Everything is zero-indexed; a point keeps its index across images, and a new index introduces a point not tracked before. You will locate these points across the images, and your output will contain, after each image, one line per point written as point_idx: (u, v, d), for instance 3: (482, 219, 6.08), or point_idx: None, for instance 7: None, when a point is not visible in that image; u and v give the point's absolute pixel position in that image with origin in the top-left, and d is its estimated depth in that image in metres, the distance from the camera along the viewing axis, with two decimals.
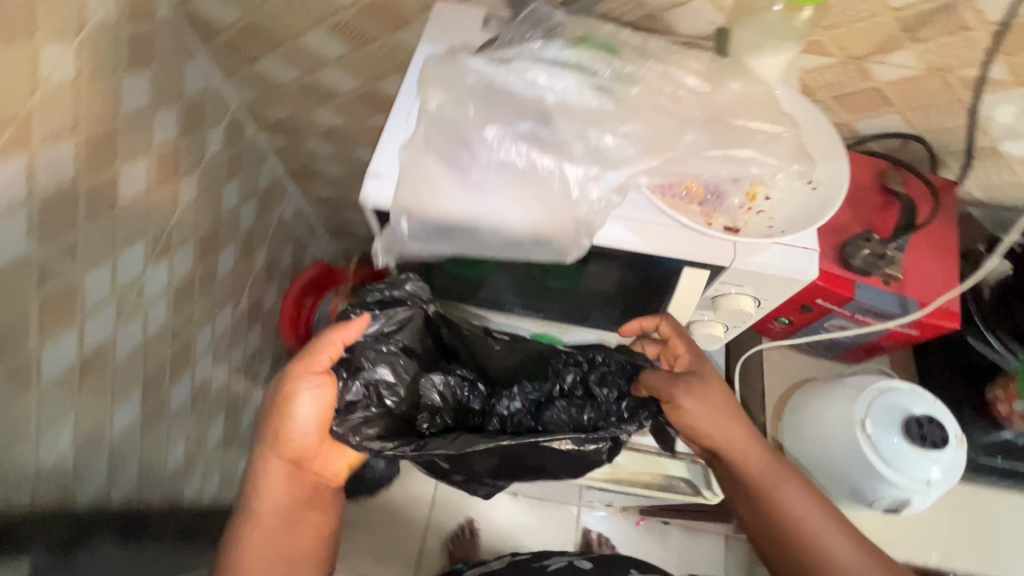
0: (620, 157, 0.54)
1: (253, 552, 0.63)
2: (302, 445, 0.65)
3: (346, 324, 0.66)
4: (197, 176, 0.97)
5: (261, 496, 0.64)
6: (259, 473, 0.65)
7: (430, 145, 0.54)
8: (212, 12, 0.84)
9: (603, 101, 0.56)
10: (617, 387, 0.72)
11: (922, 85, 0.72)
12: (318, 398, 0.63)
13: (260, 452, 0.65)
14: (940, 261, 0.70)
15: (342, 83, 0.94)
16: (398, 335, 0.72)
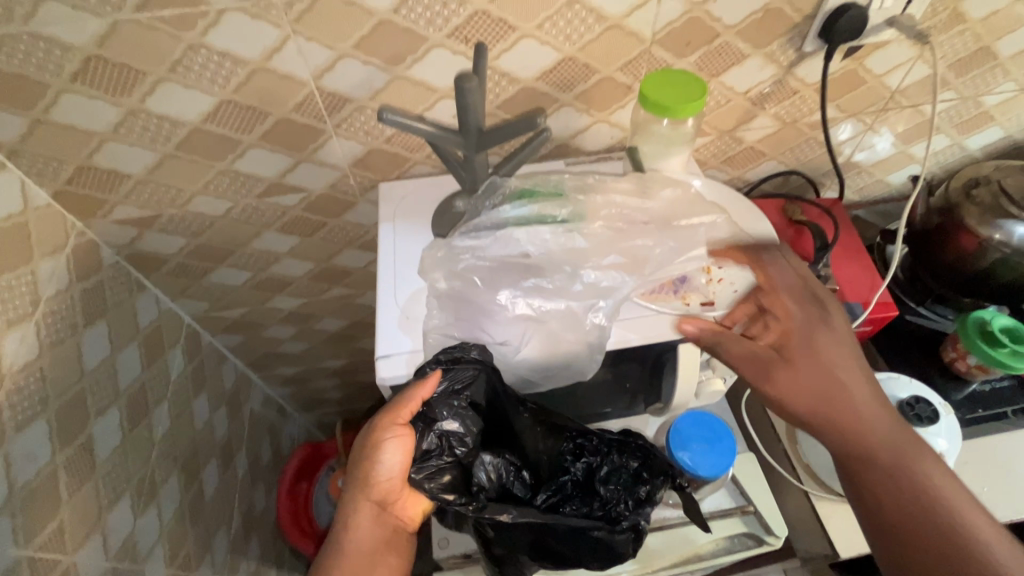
0: (608, 285, 0.63)
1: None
2: (387, 489, 0.61)
3: (423, 378, 0.59)
4: (167, 404, 0.94)
5: (343, 535, 0.61)
6: (348, 515, 0.62)
7: (451, 325, 0.63)
8: (157, 246, 0.87)
9: (581, 237, 0.63)
10: (637, 458, 0.67)
11: (781, 135, 0.89)
12: (394, 452, 0.60)
13: (350, 494, 0.62)
14: (860, 263, 0.82)
15: (295, 268, 0.98)
16: (466, 403, 0.60)
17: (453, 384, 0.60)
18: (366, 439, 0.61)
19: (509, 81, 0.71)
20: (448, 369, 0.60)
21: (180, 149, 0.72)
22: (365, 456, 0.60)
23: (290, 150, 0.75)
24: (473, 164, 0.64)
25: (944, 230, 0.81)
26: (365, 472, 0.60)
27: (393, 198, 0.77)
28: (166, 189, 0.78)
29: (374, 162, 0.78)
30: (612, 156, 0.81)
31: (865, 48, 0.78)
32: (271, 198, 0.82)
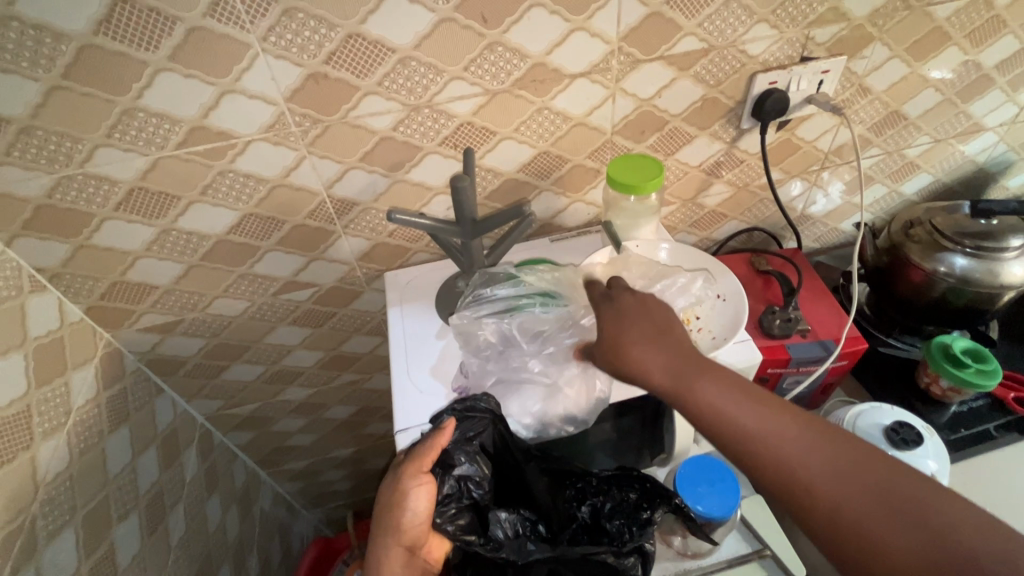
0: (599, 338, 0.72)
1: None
2: (416, 535, 0.61)
3: (443, 427, 0.63)
4: (183, 506, 0.94)
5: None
6: (376, 566, 0.61)
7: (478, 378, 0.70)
8: (177, 349, 0.92)
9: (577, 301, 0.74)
10: (635, 490, 0.71)
11: (738, 198, 1.01)
12: (422, 498, 0.61)
13: (377, 543, 0.62)
14: (827, 303, 0.90)
15: (306, 359, 1.03)
16: (479, 448, 0.66)
17: (468, 431, 0.66)
18: (392, 485, 0.63)
19: (494, 175, 0.82)
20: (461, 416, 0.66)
21: (205, 259, 0.81)
22: (394, 501, 0.62)
23: (303, 251, 0.84)
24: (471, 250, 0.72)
25: (894, 266, 0.90)
26: (395, 518, 0.61)
27: (399, 284, 0.85)
28: (190, 295, 0.85)
29: (379, 254, 0.87)
30: (590, 230, 0.91)
31: (793, 121, 0.91)
32: (285, 295, 0.90)
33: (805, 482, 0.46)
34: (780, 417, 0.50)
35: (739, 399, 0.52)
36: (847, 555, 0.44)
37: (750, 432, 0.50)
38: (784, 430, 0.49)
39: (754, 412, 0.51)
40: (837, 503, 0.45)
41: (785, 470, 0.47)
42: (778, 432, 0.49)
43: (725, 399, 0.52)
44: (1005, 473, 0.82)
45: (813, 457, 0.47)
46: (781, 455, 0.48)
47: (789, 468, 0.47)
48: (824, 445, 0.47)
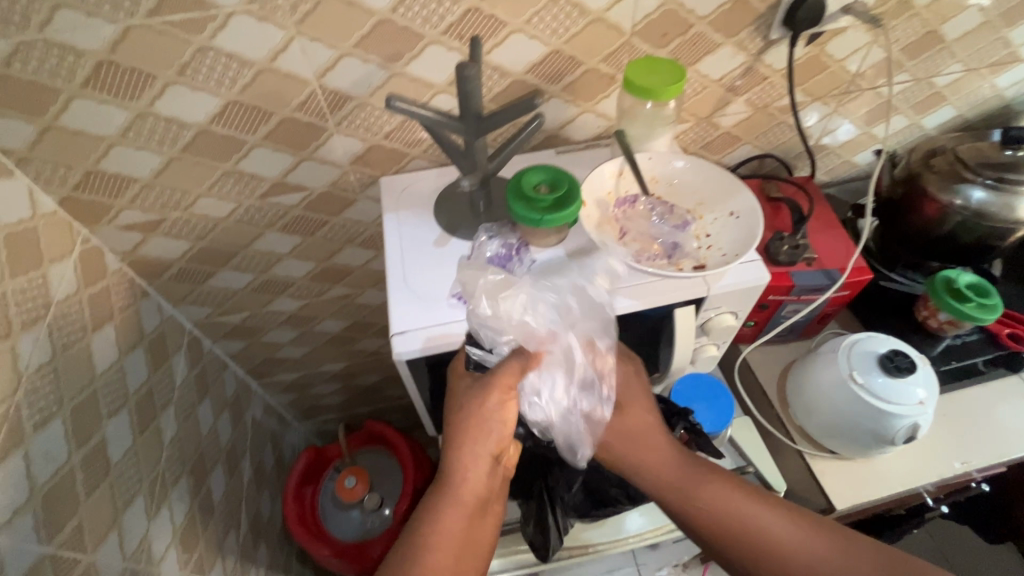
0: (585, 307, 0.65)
1: (439, 549, 0.56)
2: (506, 441, 0.61)
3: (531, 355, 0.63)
4: (174, 408, 0.94)
5: (454, 485, 0.59)
6: (461, 460, 0.59)
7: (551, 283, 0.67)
8: (161, 252, 0.89)
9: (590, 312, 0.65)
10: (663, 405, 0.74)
11: (755, 120, 0.96)
12: (507, 412, 0.61)
13: (467, 438, 0.60)
14: (836, 233, 0.87)
15: (298, 269, 1.00)
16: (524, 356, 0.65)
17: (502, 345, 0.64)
18: (475, 390, 0.61)
19: (501, 74, 0.75)
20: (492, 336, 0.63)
21: (187, 151, 0.75)
22: (480, 409, 0.60)
23: (293, 149, 0.78)
24: (474, 152, 0.67)
25: (910, 198, 0.87)
26: (480, 422, 0.60)
27: (395, 190, 0.80)
28: (171, 191, 0.80)
29: (374, 158, 0.82)
30: (599, 144, 0.86)
31: (826, 34, 0.85)
32: (273, 198, 0.85)
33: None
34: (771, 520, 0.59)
35: (759, 511, 0.60)
36: None
37: (757, 533, 0.59)
38: (785, 536, 0.58)
39: (765, 518, 0.60)
40: None
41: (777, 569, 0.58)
42: (786, 540, 0.58)
43: (733, 501, 0.61)
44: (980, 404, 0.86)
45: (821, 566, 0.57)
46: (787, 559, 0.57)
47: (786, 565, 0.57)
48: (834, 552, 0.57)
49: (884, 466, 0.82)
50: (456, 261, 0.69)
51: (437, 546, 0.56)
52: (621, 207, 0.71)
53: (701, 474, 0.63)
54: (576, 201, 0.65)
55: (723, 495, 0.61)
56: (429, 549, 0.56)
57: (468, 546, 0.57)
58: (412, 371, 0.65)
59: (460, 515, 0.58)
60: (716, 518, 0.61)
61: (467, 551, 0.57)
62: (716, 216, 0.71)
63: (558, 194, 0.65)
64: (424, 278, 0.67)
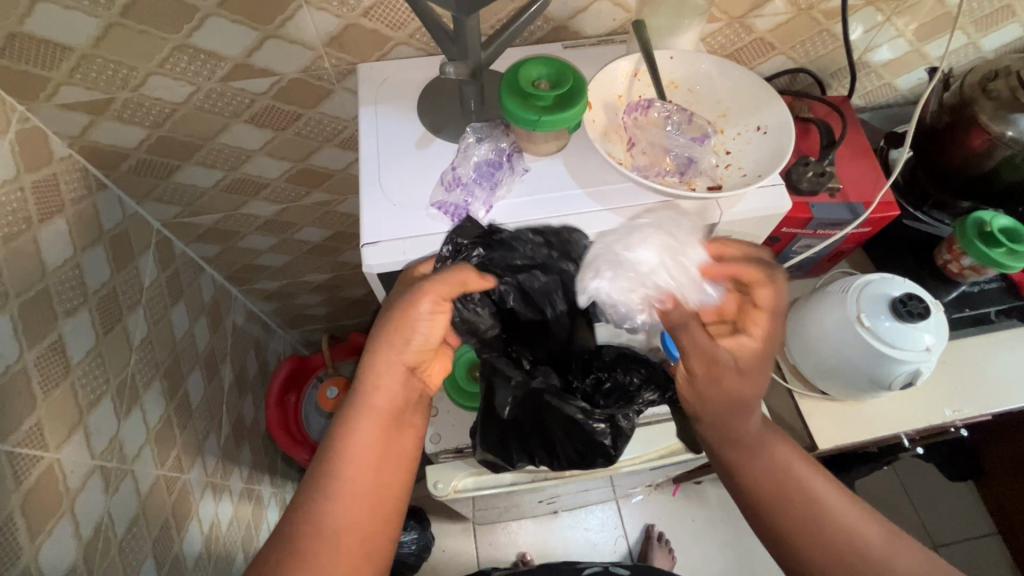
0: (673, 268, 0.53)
1: (355, 466, 0.52)
2: (424, 354, 0.56)
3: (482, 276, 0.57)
4: (143, 310, 0.90)
5: (369, 403, 0.54)
6: (372, 378, 0.54)
7: (536, 205, 0.59)
8: (114, 138, 0.79)
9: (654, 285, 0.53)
10: (639, 373, 0.72)
11: (795, 25, 0.83)
12: (432, 326, 0.55)
13: (377, 358, 0.55)
14: (866, 162, 0.78)
15: (273, 169, 0.91)
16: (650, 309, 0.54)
17: (459, 239, 0.57)
18: (418, 314, 0.54)
19: None
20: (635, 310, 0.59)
21: (127, 14, 0.63)
22: (398, 320, 0.54)
23: (255, 22, 0.67)
24: (464, 36, 0.56)
25: (954, 128, 0.77)
26: (400, 334, 0.54)
27: (374, 80, 0.70)
28: (116, 65, 0.69)
29: (351, 40, 0.71)
30: (613, 40, 0.75)
31: None
32: (237, 83, 0.74)
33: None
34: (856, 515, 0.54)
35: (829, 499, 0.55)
36: None
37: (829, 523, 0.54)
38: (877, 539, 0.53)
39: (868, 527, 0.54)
40: None
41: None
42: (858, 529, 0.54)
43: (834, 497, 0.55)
44: (983, 353, 0.82)
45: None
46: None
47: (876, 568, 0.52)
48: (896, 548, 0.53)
49: (876, 409, 0.80)
50: (440, 165, 0.61)
51: (358, 474, 0.52)
52: (632, 113, 0.60)
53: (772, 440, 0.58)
54: (581, 100, 0.55)
55: (824, 489, 0.56)
56: (347, 472, 0.51)
57: (388, 464, 0.54)
58: (385, 284, 0.60)
59: (375, 425, 0.54)
60: (807, 502, 0.55)
61: (387, 467, 0.54)
62: (741, 129, 0.61)
63: (561, 91, 0.55)
64: (403, 182, 0.60)
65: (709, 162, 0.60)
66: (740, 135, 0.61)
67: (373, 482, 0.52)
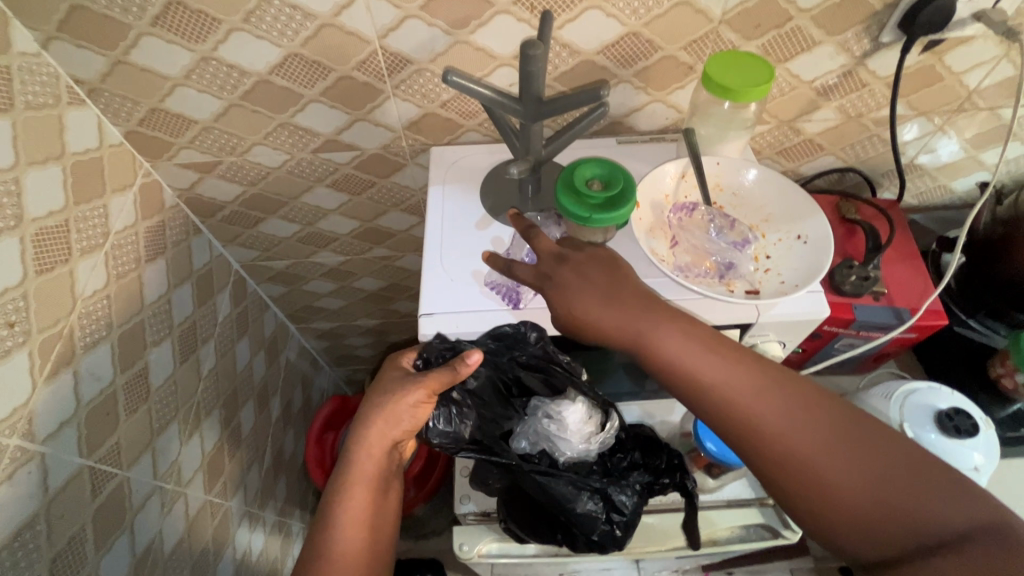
0: (581, 433, 0.68)
1: (345, 540, 0.57)
2: (406, 434, 0.63)
3: (465, 361, 0.59)
4: (214, 342, 0.99)
5: (357, 479, 0.59)
6: (359, 456, 0.60)
7: None
8: (215, 192, 0.91)
9: (586, 441, 0.68)
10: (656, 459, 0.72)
11: (844, 130, 0.86)
12: (419, 413, 0.62)
13: (364, 439, 0.60)
14: (914, 268, 0.79)
15: (343, 226, 1.00)
16: (590, 442, 0.68)
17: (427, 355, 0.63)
18: (405, 402, 0.61)
19: (570, 52, 0.71)
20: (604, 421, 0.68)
21: (245, 99, 0.75)
22: (390, 402, 0.61)
23: (349, 107, 0.77)
24: (529, 135, 0.63)
25: (1008, 242, 0.77)
26: (393, 416, 0.61)
27: (444, 161, 0.77)
28: (229, 136, 0.80)
29: (427, 125, 0.80)
30: (664, 137, 0.80)
31: (948, 42, 0.74)
32: (324, 155, 0.85)
33: (787, 458, 0.50)
34: (738, 372, 0.53)
35: (707, 366, 0.53)
36: (766, 464, 0.51)
37: (706, 389, 0.53)
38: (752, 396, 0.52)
39: (737, 377, 0.53)
40: (792, 445, 0.50)
41: (737, 428, 0.52)
42: (731, 388, 0.53)
43: (692, 358, 0.54)
44: None
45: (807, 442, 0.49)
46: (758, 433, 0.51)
47: (758, 434, 0.51)
48: (782, 409, 0.51)
49: None
50: (495, 246, 0.67)
51: (351, 543, 0.57)
52: (677, 214, 0.65)
53: (657, 323, 0.55)
54: (629, 200, 0.60)
55: (685, 350, 0.54)
56: (337, 541, 0.57)
57: (373, 532, 0.59)
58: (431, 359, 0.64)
59: (365, 500, 0.59)
60: (676, 369, 0.54)
61: (372, 535, 0.59)
62: (782, 236, 0.64)
63: (611, 191, 0.61)
64: (461, 258, 0.66)
65: (750, 265, 0.63)
66: (781, 242, 0.64)
67: (363, 553, 0.58)
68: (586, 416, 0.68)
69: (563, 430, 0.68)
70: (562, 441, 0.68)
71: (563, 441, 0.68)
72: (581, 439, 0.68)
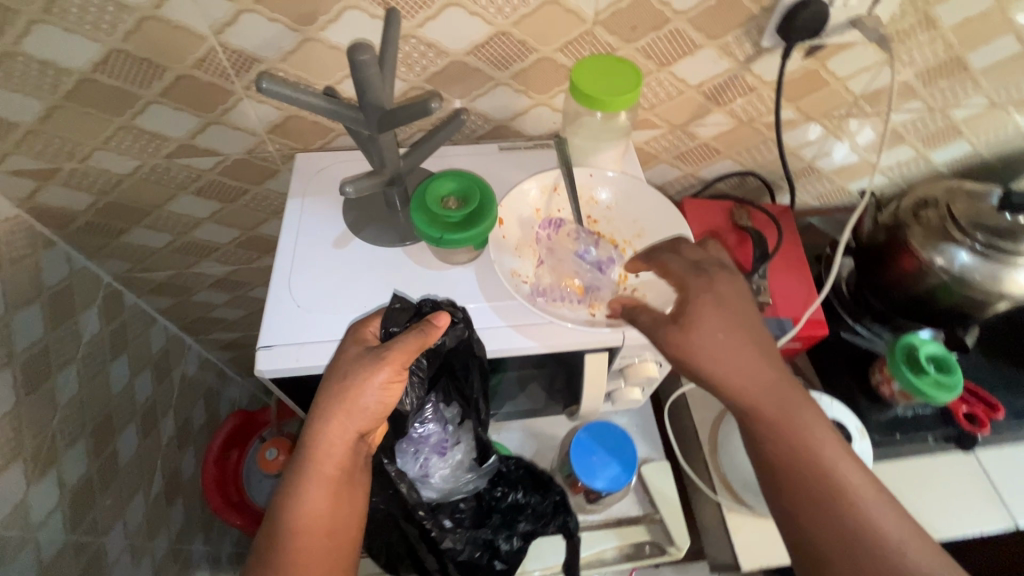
0: (443, 478, 0.65)
1: (304, 524, 0.52)
2: (373, 420, 0.54)
3: (433, 325, 0.54)
4: (78, 366, 0.89)
5: (316, 461, 0.53)
6: (318, 439, 0.53)
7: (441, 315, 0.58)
8: (62, 201, 0.80)
9: (439, 485, 0.65)
10: (538, 494, 0.68)
11: (738, 134, 0.84)
12: (387, 394, 0.54)
13: (321, 420, 0.53)
14: (800, 276, 0.78)
15: (223, 235, 0.92)
16: (450, 485, 0.65)
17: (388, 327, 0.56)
18: (365, 381, 0.52)
19: (437, 53, 0.65)
20: (478, 468, 0.66)
21: (71, 99, 0.65)
22: (351, 389, 0.52)
23: (197, 110, 0.69)
24: (379, 146, 0.57)
25: (891, 249, 0.77)
26: (351, 402, 0.52)
27: (309, 170, 0.71)
28: (62, 141, 0.71)
29: (294, 129, 0.73)
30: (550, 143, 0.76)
31: (829, 48, 0.72)
32: (182, 160, 0.76)
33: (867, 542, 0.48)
34: (835, 452, 0.51)
35: (833, 456, 0.51)
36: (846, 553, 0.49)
37: (808, 457, 0.51)
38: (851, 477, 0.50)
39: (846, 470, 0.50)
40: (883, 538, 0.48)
41: (824, 511, 0.50)
42: (844, 476, 0.50)
43: (828, 447, 0.51)
44: (922, 477, 0.79)
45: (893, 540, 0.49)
46: (852, 494, 0.50)
47: (849, 519, 0.49)
48: (884, 513, 0.49)
49: None
50: (352, 266, 0.62)
51: (308, 532, 0.52)
52: (545, 230, 0.62)
53: (790, 402, 0.51)
54: (489, 219, 0.56)
55: (813, 426, 0.51)
56: (291, 527, 0.52)
57: (337, 522, 0.53)
58: (282, 386, 0.59)
59: (324, 488, 0.53)
60: (798, 445, 0.51)
61: (339, 528, 0.53)
62: None
63: (469, 208, 0.56)
64: (313, 281, 0.60)
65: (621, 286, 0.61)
66: None
67: (325, 540, 0.53)
68: (462, 453, 0.65)
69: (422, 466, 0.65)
70: (421, 477, 0.65)
71: (422, 480, 0.65)
72: (449, 478, 0.65)
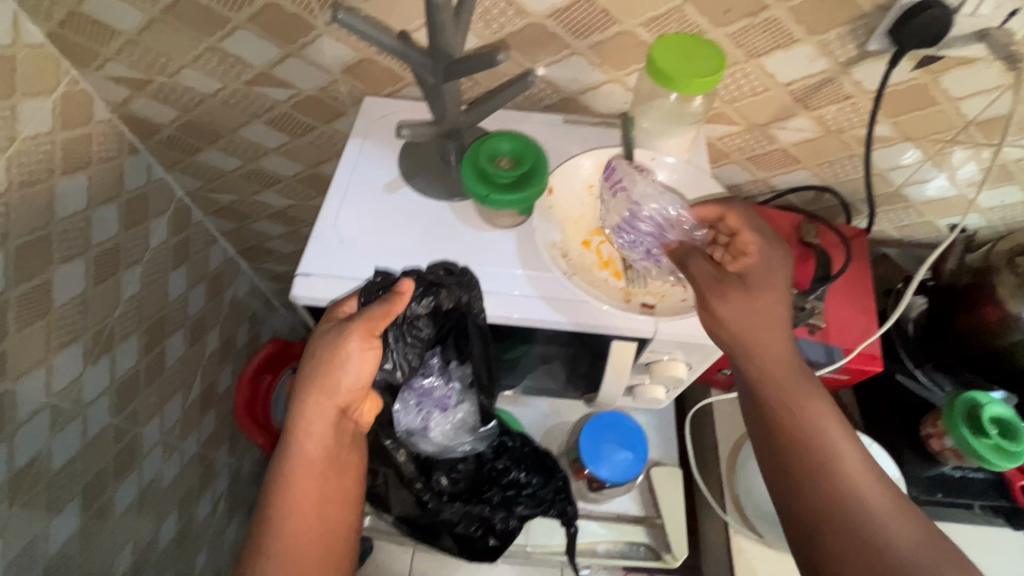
0: (444, 433, 0.64)
1: (296, 511, 0.52)
2: (355, 396, 0.53)
3: (398, 294, 0.52)
4: (142, 268, 0.96)
5: (301, 444, 0.52)
6: (300, 421, 0.52)
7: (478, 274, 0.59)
8: (150, 112, 0.86)
9: (441, 441, 0.64)
10: (539, 475, 0.68)
11: (821, 144, 0.78)
12: (365, 368, 0.52)
13: (299, 400, 0.52)
14: (860, 304, 0.73)
15: (287, 168, 0.96)
16: (452, 443, 0.65)
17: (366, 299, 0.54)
18: (345, 359, 0.51)
19: (517, 11, 0.64)
20: (481, 429, 0.65)
21: (168, 13, 0.69)
22: (326, 366, 0.51)
23: (278, 40, 0.71)
24: (442, 96, 0.57)
25: (973, 294, 0.70)
26: (331, 381, 0.52)
27: (372, 115, 0.72)
28: (157, 55, 0.76)
29: (365, 72, 0.74)
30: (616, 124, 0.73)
31: (946, 60, 0.65)
32: (259, 88, 0.79)
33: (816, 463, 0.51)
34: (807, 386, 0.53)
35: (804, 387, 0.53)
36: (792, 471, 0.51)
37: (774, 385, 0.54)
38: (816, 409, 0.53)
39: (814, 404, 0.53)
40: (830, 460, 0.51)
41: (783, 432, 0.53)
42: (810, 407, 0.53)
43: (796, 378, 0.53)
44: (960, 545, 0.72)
45: (866, 483, 0.50)
46: (811, 428, 0.52)
47: (804, 436, 0.52)
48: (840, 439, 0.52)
49: None
50: (399, 212, 0.62)
51: (301, 519, 0.52)
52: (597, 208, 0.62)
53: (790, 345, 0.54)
54: (537, 183, 0.55)
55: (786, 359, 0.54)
56: (282, 515, 0.52)
57: (329, 506, 0.53)
58: (315, 315, 0.61)
59: (312, 472, 0.52)
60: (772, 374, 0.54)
61: (332, 511, 0.54)
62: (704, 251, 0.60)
63: (520, 170, 0.56)
64: (359, 220, 0.61)
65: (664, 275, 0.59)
66: None
67: (319, 524, 0.53)
68: (465, 412, 0.64)
69: (425, 420, 0.63)
70: (422, 433, 0.64)
71: (422, 436, 0.64)
72: (451, 437, 0.65)
